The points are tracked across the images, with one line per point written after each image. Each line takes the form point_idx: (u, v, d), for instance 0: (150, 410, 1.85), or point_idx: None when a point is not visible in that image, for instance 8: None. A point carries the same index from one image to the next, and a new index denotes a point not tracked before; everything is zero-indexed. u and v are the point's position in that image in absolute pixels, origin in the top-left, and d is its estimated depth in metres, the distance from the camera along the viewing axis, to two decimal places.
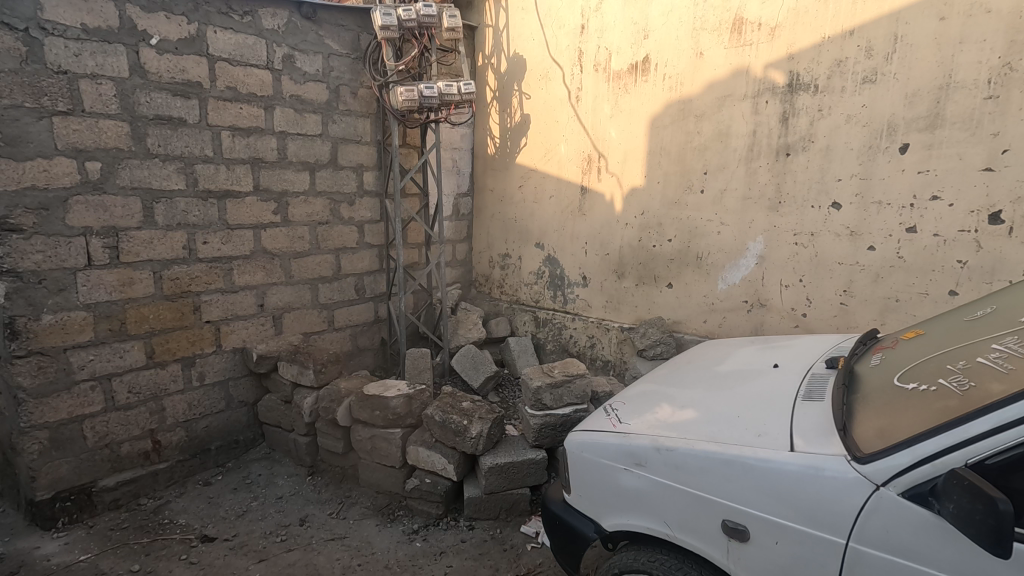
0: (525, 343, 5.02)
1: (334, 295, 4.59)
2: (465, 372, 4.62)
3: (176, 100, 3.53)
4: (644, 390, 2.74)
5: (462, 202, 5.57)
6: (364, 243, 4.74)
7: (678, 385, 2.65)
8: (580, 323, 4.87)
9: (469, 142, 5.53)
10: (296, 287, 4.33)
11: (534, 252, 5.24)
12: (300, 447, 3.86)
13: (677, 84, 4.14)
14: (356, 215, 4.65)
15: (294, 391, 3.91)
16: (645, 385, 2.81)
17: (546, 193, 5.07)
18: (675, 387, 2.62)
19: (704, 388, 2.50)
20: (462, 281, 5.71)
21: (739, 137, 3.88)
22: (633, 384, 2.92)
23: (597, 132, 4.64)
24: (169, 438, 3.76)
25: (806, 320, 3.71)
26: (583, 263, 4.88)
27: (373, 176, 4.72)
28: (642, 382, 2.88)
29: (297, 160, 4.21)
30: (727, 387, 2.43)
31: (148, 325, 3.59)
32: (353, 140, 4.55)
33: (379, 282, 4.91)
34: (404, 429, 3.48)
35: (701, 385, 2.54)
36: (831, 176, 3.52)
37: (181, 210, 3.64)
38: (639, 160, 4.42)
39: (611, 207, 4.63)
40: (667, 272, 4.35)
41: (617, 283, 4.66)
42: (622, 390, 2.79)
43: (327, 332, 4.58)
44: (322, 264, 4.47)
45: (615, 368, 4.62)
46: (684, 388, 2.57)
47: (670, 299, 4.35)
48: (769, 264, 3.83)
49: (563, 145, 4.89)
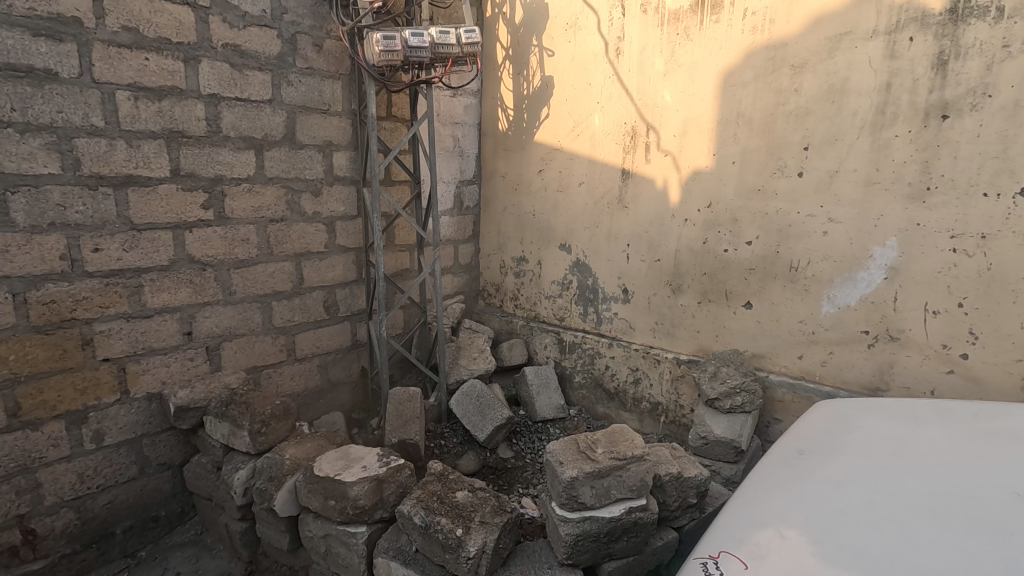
0: (546, 374, 3.91)
1: (294, 315, 3.48)
2: (466, 418, 3.48)
3: (40, 42, 2.42)
4: (773, 503, 1.60)
5: (466, 192, 4.41)
6: (335, 246, 3.61)
7: (845, 509, 1.49)
8: (619, 351, 3.70)
9: (474, 116, 4.37)
10: (238, 307, 3.21)
11: (558, 255, 4.06)
12: (233, 536, 2.76)
13: (764, 22, 2.92)
14: (324, 210, 3.52)
15: (226, 456, 2.80)
16: (767, 492, 1.65)
17: (574, 179, 3.89)
18: (843, 516, 1.47)
19: (912, 538, 1.36)
20: (466, 291, 4.56)
21: (861, 95, 2.66)
22: (742, 480, 1.79)
23: (646, 97, 3.45)
24: (50, 524, 2.68)
25: (966, 364, 2.52)
26: (623, 272, 3.70)
27: (345, 157, 3.59)
28: (761, 481, 1.75)
29: (238, 135, 3.08)
30: (969, 550, 1.29)
31: (9, 371, 2.49)
32: (318, 109, 3.41)
33: (358, 296, 3.79)
34: (372, 527, 2.36)
35: (902, 530, 1.39)
36: (1020, 148, 2.29)
37: (54, 203, 2.53)
38: (705, 133, 3.21)
39: (663, 198, 3.44)
40: (744, 288, 3.16)
41: (671, 301, 3.48)
42: (733, 503, 1.66)
43: (285, 364, 3.48)
44: (277, 275, 3.36)
45: (667, 413, 3.49)
46: (863, 527, 1.42)
47: (748, 324, 3.17)
48: (907, 280, 2.63)
49: (597, 115, 3.70)
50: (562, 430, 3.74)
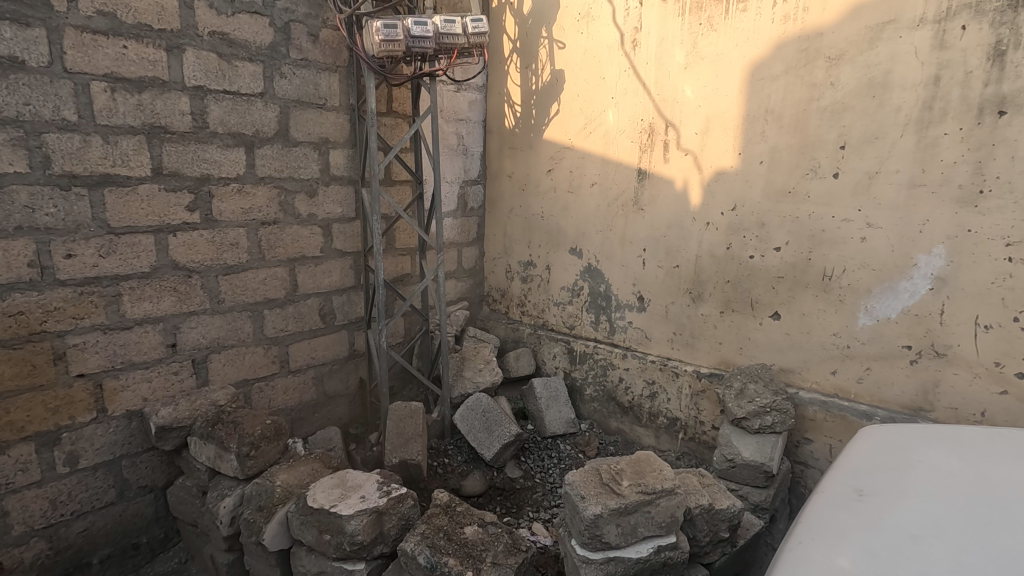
0: (556, 386, 3.69)
1: (288, 324, 3.25)
2: (472, 435, 3.27)
3: (4, 26, 2.19)
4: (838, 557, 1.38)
5: (470, 193, 4.18)
6: (332, 250, 3.38)
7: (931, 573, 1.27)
8: (634, 362, 3.48)
9: (479, 113, 4.14)
10: (227, 317, 2.98)
11: (568, 259, 3.84)
12: (219, 567, 2.54)
13: (797, 11, 2.69)
14: (319, 212, 3.29)
15: (212, 481, 2.57)
16: (829, 540, 1.44)
17: (586, 180, 3.66)
18: None
19: None
20: (470, 296, 4.33)
21: (906, 89, 2.44)
22: (794, 524, 1.57)
23: (664, 92, 3.22)
24: (19, 555, 2.45)
25: (1021, 384, 2.30)
26: (638, 279, 3.47)
27: (342, 155, 3.35)
28: (818, 526, 1.53)
29: (226, 131, 2.85)
30: None
31: None
32: (313, 103, 3.17)
33: (356, 303, 3.56)
34: (372, 563, 2.14)
35: None
36: None
37: (21, 205, 2.31)
38: (730, 130, 2.99)
39: (682, 200, 3.22)
40: (771, 297, 2.94)
41: (690, 310, 3.26)
42: (791, 554, 1.44)
43: (278, 377, 3.26)
44: (269, 281, 3.13)
45: (686, 429, 3.29)
46: None
47: (776, 337, 2.95)
48: (956, 291, 2.41)
49: (611, 111, 3.48)
50: (573, 447, 3.52)
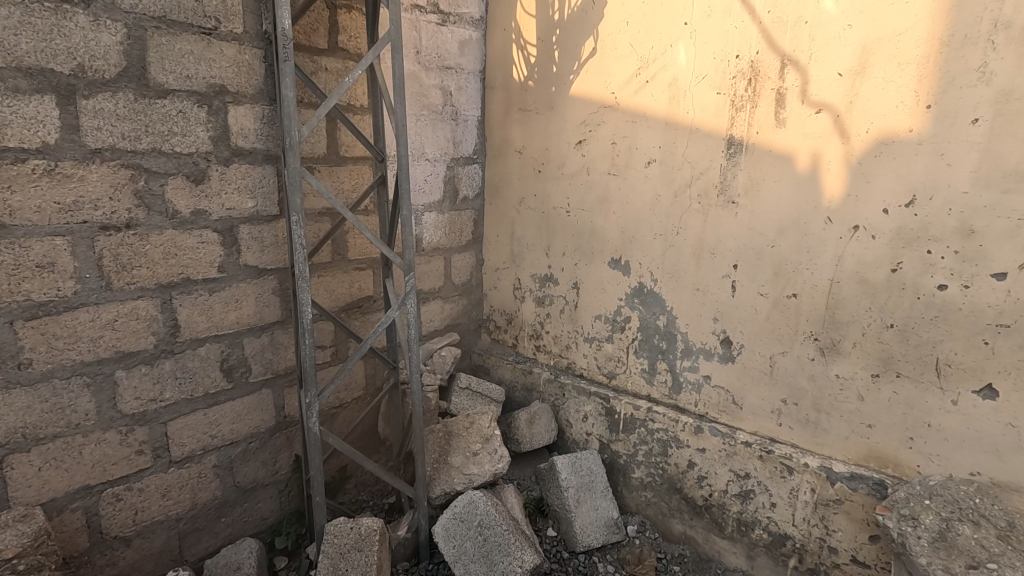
0: (590, 467, 2.48)
1: (162, 390, 2.01)
2: (462, 565, 2.04)
3: None
4: None
5: (462, 176, 2.91)
6: (240, 269, 2.13)
7: None
8: (714, 441, 2.25)
9: (474, 60, 2.85)
10: (39, 390, 1.75)
11: (606, 276, 2.58)
12: None
13: None
14: (212, 206, 2.02)
15: None
16: None
17: (637, 155, 2.38)
18: None
19: None
20: (463, 322, 3.10)
21: None
22: None
23: (782, 7, 1.93)
24: None
25: None
26: (724, 312, 2.22)
27: (252, 116, 2.07)
28: None
29: (11, 63, 1.57)
30: None
31: None
32: (193, 25, 1.89)
33: (284, 347, 2.33)
34: None
35: None
36: None
37: None
38: (910, 66, 1.70)
39: (808, 188, 1.94)
40: (980, 360, 1.68)
41: (815, 369, 2.01)
42: None
43: (151, 474, 2.03)
44: (123, 325, 1.88)
45: (803, 556, 2.07)
46: None
47: (985, 427, 1.69)
48: None
49: (683, 46, 2.19)
50: (618, 568, 2.31)
